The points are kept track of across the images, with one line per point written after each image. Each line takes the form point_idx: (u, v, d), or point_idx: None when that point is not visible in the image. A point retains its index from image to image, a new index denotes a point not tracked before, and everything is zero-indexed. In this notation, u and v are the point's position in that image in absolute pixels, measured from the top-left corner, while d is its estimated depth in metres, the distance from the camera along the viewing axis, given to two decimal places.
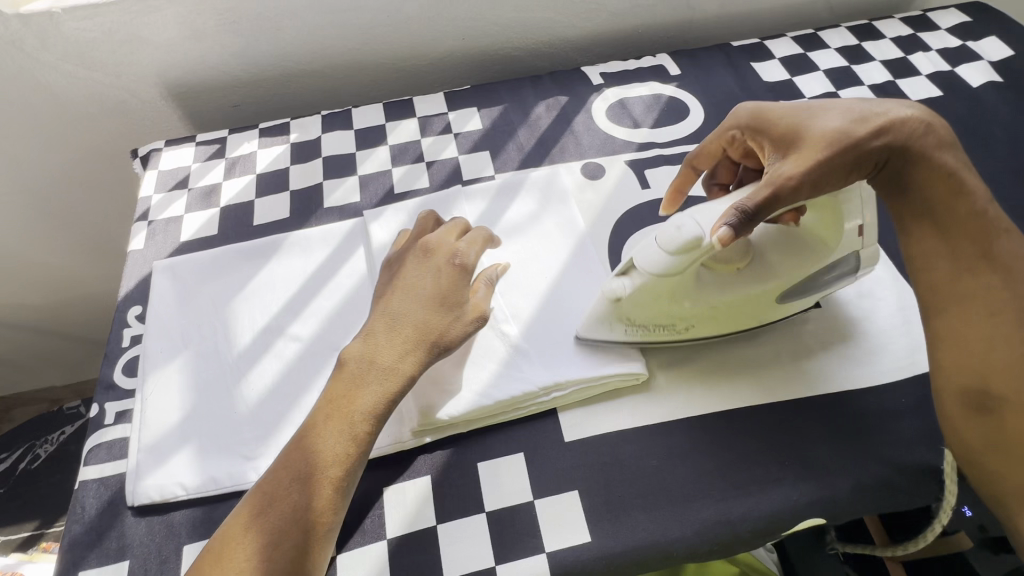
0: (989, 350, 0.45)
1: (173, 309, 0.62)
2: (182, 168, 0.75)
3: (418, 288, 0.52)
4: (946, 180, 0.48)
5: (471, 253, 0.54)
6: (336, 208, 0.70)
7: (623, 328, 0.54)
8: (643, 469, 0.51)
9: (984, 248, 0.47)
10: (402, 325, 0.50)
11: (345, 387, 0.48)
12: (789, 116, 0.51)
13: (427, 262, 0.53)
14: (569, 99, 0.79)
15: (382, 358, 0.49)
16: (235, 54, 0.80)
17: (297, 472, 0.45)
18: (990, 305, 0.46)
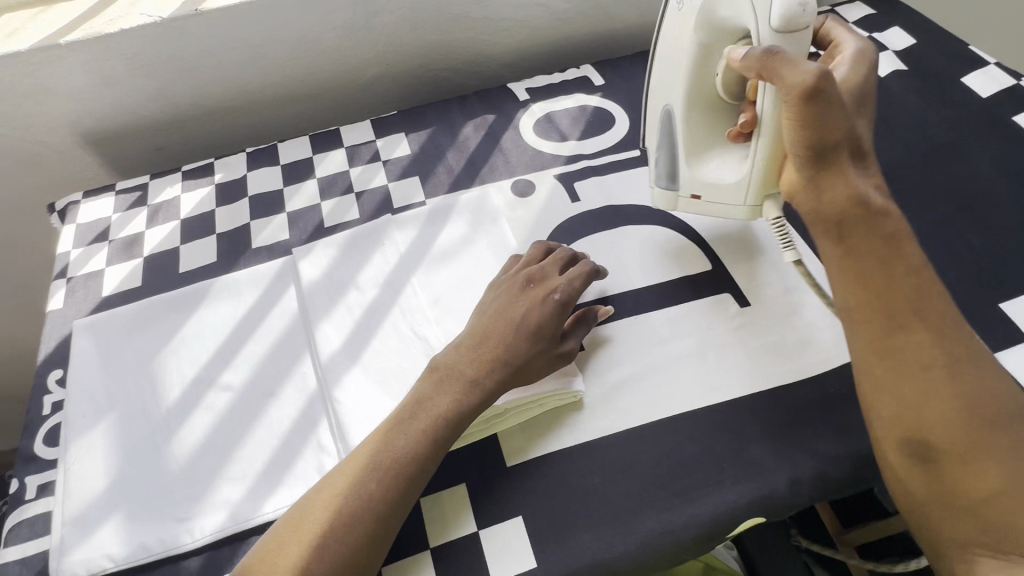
0: (928, 410, 0.42)
1: (95, 369, 0.59)
2: (101, 220, 0.72)
3: (517, 313, 0.54)
4: (876, 229, 0.44)
5: (573, 288, 0.56)
6: (264, 247, 0.68)
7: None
8: (586, 487, 0.51)
9: (910, 306, 0.43)
10: (502, 340, 0.52)
11: (430, 390, 0.51)
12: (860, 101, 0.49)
13: (529, 291, 0.55)
14: (496, 117, 0.79)
15: (466, 371, 0.51)
16: (150, 97, 0.77)
17: (377, 463, 0.48)
18: (921, 361, 0.42)
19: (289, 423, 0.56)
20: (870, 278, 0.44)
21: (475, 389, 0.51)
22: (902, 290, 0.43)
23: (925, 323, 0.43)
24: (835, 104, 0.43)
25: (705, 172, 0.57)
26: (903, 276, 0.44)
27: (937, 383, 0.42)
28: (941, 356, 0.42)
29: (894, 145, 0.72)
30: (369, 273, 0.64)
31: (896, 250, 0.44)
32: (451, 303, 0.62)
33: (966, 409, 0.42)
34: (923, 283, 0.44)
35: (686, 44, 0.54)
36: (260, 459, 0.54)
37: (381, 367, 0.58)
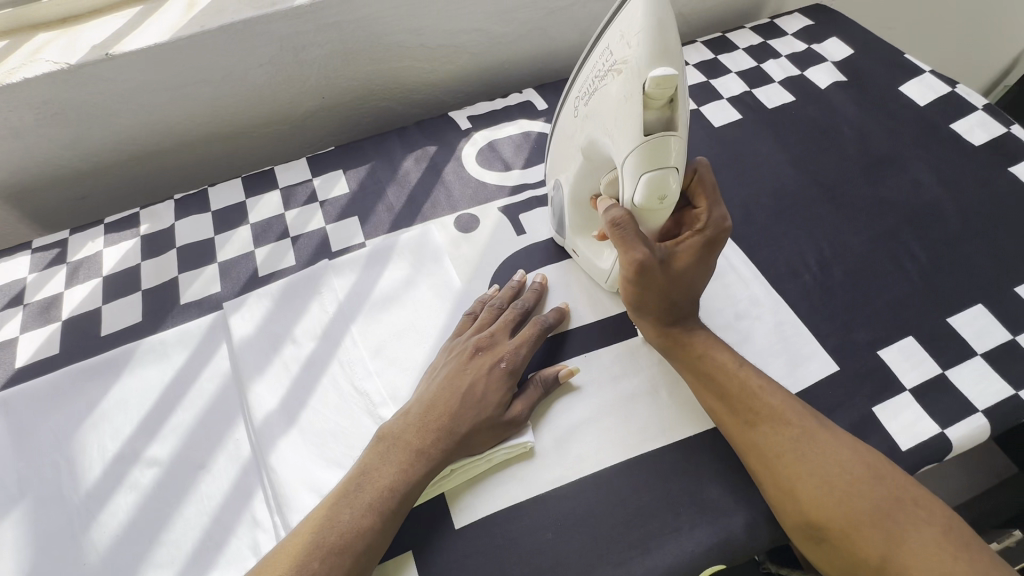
0: (801, 493, 0.46)
1: (5, 452, 0.54)
2: (16, 282, 0.67)
3: (460, 383, 0.52)
4: (694, 359, 0.53)
5: (521, 354, 0.54)
6: (194, 303, 0.64)
7: (590, 98, 0.50)
8: (539, 545, 0.48)
9: (748, 422, 0.50)
10: (445, 410, 0.50)
11: (374, 462, 0.49)
12: (704, 263, 0.54)
13: (474, 360, 0.53)
14: (437, 148, 0.76)
15: (411, 441, 0.49)
16: (67, 146, 0.73)
17: (326, 542, 0.45)
18: (788, 452, 0.47)
19: (220, 497, 0.52)
20: (704, 392, 0.52)
21: (422, 459, 0.49)
22: (739, 395, 0.51)
23: (769, 420, 0.49)
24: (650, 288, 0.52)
25: (585, 244, 0.60)
26: (736, 388, 0.51)
27: (799, 469, 0.47)
28: (794, 438, 0.48)
29: (837, 159, 0.72)
30: (306, 325, 0.61)
31: (722, 364, 0.52)
32: (393, 353, 0.59)
33: (827, 484, 0.46)
34: (755, 387, 0.51)
35: (578, 143, 0.53)
36: (189, 541, 0.50)
37: (320, 428, 0.55)
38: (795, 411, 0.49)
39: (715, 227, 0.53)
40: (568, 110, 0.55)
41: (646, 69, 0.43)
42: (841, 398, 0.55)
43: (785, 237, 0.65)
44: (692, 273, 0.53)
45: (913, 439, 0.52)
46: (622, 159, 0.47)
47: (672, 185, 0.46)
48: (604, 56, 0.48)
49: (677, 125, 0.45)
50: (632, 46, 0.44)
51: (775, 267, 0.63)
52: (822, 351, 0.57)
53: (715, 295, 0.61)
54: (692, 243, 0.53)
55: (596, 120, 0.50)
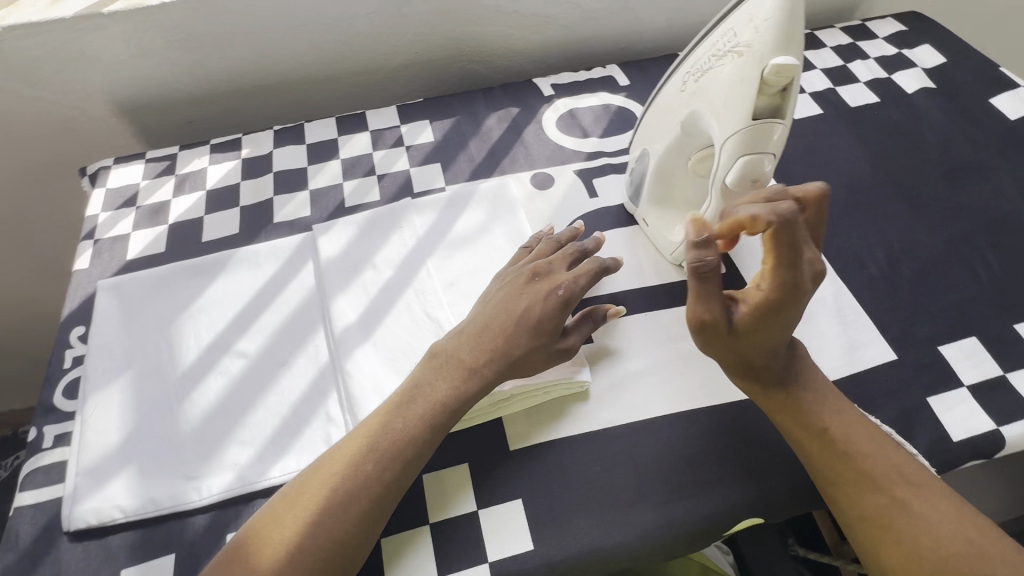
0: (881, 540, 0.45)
1: (116, 329, 0.61)
2: (130, 186, 0.74)
3: (518, 308, 0.54)
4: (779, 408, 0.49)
5: (579, 285, 0.55)
6: (286, 222, 0.70)
7: (696, 76, 0.48)
8: (587, 476, 0.51)
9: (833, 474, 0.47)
10: (502, 334, 0.53)
11: (430, 376, 0.52)
12: (788, 320, 0.43)
13: (533, 286, 0.55)
14: (520, 110, 0.80)
15: (467, 358, 0.52)
16: (185, 71, 0.79)
17: (383, 456, 0.48)
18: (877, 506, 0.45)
19: (300, 392, 0.57)
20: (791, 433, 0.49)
21: (474, 377, 0.52)
22: (827, 451, 0.47)
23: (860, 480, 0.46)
24: (721, 342, 0.45)
25: (656, 215, 0.61)
26: (822, 442, 0.47)
27: (887, 528, 0.45)
28: (886, 499, 0.45)
29: (917, 162, 0.72)
30: (386, 254, 0.65)
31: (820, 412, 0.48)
32: (465, 288, 0.63)
33: (918, 549, 0.43)
34: (847, 447, 0.47)
35: (675, 119, 0.52)
36: (269, 426, 0.55)
37: (392, 344, 0.59)
38: (895, 471, 0.46)
39: (799, 284, 0.40)
40: (669, 84, 0.53)
41: (771, 56, 0.42)
42: (895, 385, 0.56)
43: (855, 229, 0.66)
44: (779, 332, 0.44)
45: (966, 432, 0.53)
46: (724, 142, 0.46)
47: (767, 170, 0.46)
48: (723, 36, 0.45)
49: (786, 113, 0.44)
50: (760, 30, 0.42)
51: (842, 256, 0.64)
52: (883, 340, 0.58)
53: None
54: (771, 304, 0.41)
55: (699, 98, 0.48)
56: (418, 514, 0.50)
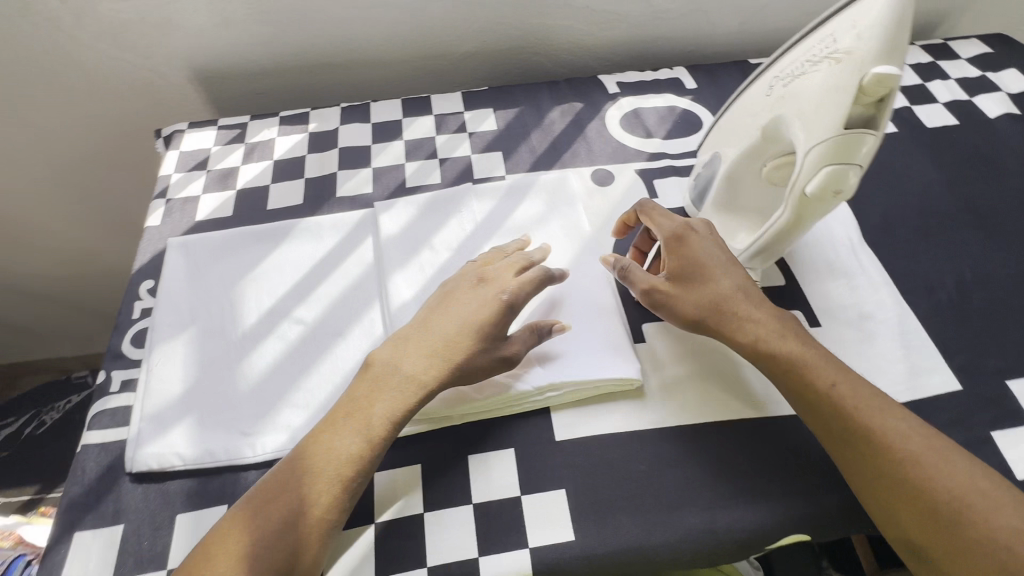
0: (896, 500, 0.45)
1: (184, 285, 0.63)
2: (202, 150, 0.77)
3: (460, 313, 0.53)
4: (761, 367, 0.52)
5: (525, 294, 0.54)
6: (348, 197, 0.71)
7: (784, 81, 0.47)
8: (632, 474, 0.51)
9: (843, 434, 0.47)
10: (443, 339, 0.51)
11: (366, 389, 0.50)
12: (697, 259, 0.54)
13: (477, 291, 0.55)
14: (584, 106, 0.80)
15: (405, 366, 0.51)
16: (262, 43, 0.81)
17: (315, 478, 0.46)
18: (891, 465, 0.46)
19: (353, 364, 0.58)
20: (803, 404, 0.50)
21: (411, 385, 0.50)
22: (835, 413, 0.48)
23: (861, 444, 0.47)
24: (680, 297, 0.53)
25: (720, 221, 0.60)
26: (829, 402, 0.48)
27: (902, 493, 0.45)
28: (899, 463, 0.45)
29: (994, 189, 0.69)
30: (444, 236, 0.66)
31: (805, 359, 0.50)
32: None
33: (934, 512, 0.44)
34: (853, 406, 0.48)
35: (755, 123, 0.51)
36: (322, 393, 0.56)
37: None
38: (902, 434, 0.46)
39: (671, 226, 0.56)
40: (753, 88, 0.52)
41: (872, 64, 0.41)
42: (958, 416, 0.54)
43: (924, 253, 0.64)
44: (707, 274, 0.54)
45: None
46: (808, 149, 0.45)
47: (851, 181, 0.45)
48: (821, 42, 0.44)
49: (879, 124, 0.43)
50: (863, 38, 0.41)
51: (908, 279, 0.62)
52: (947, 369, 0.56)
53: (840, 293, 0.61)
54: (671, 247, 0.55)
55: (786, 104, 0.47)
56: (461, 494, 0.51)
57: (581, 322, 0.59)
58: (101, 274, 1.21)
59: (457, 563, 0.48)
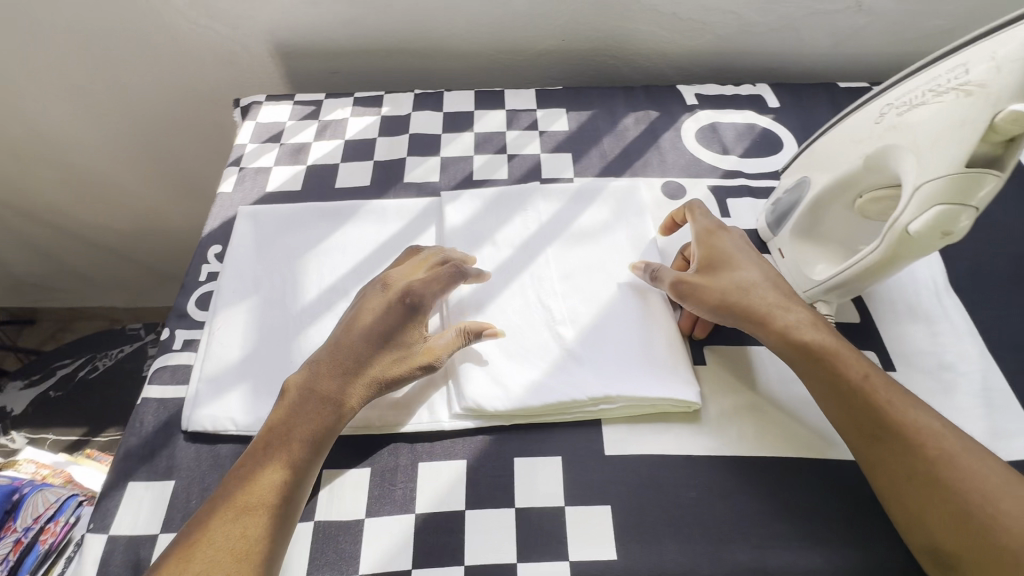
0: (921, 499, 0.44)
1: (251, 254, 0.65)
2: (278, 123, 0.78)
3: (368, 328, 0.53)
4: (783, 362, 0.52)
5: (425, 294, 0.55)
6: (415, 184, 0.72)
7: (899, 111, 0.46)
8: (680, 500, 0.50)
9: (866, 428, 0.47)
10: (349, 355, 0.52)
11: (281, 416, 0.50)
12: (725, 251, 0.56)
13: (381, 301, 0.55)
14: (659, 115, 0.78)
15: (320, 390, 0.51)
16: (344, 23, 0.82)
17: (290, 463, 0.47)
18: (914, 463, 0.45)
19: None
20: (826, 399, 0.50)
21: (327, 407, 0.50)
22: (862, 405, 0.48)
23: (890, 441, 0.46)
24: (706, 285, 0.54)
25: (800, 251, 0.57)
26: (853, 394, 0.48)
27: (928, 492, 0.44)
28: (929, 461, 0.45)
29: None
30: (508, 233, 0.65)
31: (831, 351, 0.50)
32: (580, 281, 0.61)
33: (963, 516, 0.43)
34: (882, 400, 0.48)
35: (858, 149, 0.49)
36: None
37: (503, 324, 0.58)
38: (937, 433, 0.46)
39: (703, 223, 0.58)
40: (859, 115, 0.50)
41: (1009, 101, 0.39)
42: None
43: (1015, 306, 0.60)
44: (734, 265, 0.55)
45: None
46: (918, 181, 0.43)
47: (963, 224, 0.43)
48: (948, 72, 0.42)
49: (1004, 165, 0.41)
50: (1002, 72, 0.39)
51: (996, 332, 0.58)
52: None
53: (918, 338, 0.58)
54: (701, 240, 0.58)
55: (900, 134, 0.45)
56: (504, 496, 0.50)
57: (642, 334, 0.57)
58: (161, 232, 1.26)
59: (494, 565, 0.47)
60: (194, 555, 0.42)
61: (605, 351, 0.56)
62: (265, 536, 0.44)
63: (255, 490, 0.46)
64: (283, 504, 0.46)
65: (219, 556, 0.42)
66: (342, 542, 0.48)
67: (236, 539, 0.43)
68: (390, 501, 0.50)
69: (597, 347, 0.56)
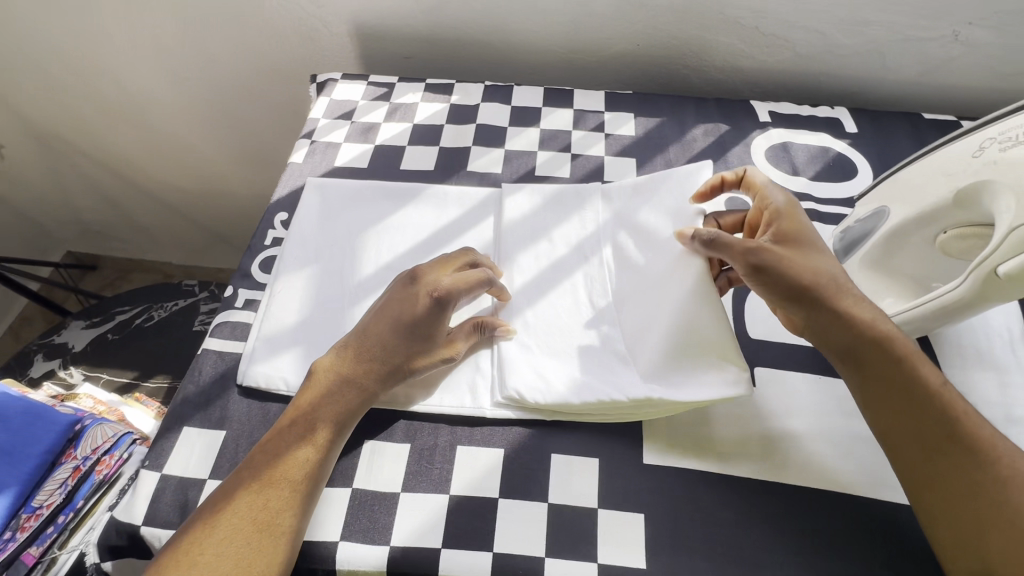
0: (982, 519, 0.41)
1: (315, 224, 0.67)
2: (351, 101, 0.81)
3: (395, 320, 0.53)
4: (844, 352, 0.49)
5: (454, 291, 0.53)
6: (477, 173, 0.73)
7: (1002, 148, 0.45)
8: (716, 519, 0.49)
9: (932, 432, 0.44)
10: (377, 342, 0.53)
11: (309, 397, 0.51)
12: (808, 230, 0.52)
13: (409, 293, 0.54)
14: (730, 129, 0.76)
15: (348, 373, 0.52)
16: (424, 11, 0.84)
17: (321, 444, 0.49)
18: (981, 480, 0.42)
19: None
20: (889, 400, 0.46)
21: (355, 389, 0.51)
22: (933, 411, 0.45)
23: (953, 452, 0.43)
24: (780, 263, 0.49)
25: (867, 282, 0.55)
26: (924, 399, 0.45)
27: (994, 512, 0.41)
28: (998, 480, 0.42)
29: None
30: (565, 232, 0.65)
31: (902, 353, 0.47)
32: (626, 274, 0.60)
33: None
34: (959, 411, 0.45)
35: (950, 183, 0.47)
36: None
37: (550, 320, 0.58)
38: (1006, 451, 0.43)
39: (781, 197, 0.54)
40: (955, 149, 0.49)
41: None
42: None
43: None
44: (814, 246, 0.51)
45: None
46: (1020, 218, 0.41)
47: None
48: None
49: None
50: None
51: None
52: None
53: (986, 387, 0.55)
54: (777, 214, 0.53)
55: (1001, 170, 0.44)
56: (538, 490, 0.50)
57: (689, 316, 0.54)
58: (224, 195, 1.31)
59: (522, 556, 0.47)
60: (219, 520, 0.44)
61: (648, 342, 0.55)
62: (288, 510, 0.46)
63: (287, 468, 0.47)
64: (310, 483, 0.48)
65: (241, 524, 0.44)
66: (376, 512, 0.50)
67: (259, 510, 0.45)
68: (426, 479, 0.51)
69: (640, 340, 0.55)
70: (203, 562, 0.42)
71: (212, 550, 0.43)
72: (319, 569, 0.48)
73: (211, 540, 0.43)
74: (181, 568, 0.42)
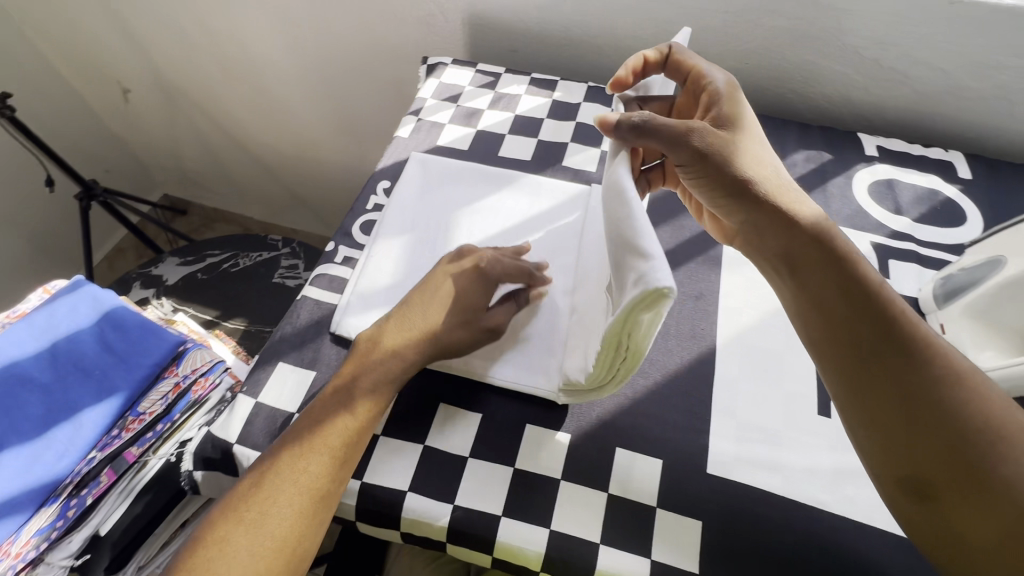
0: (907, 422, 0.40)
1: (414, 195, 0.71)
2: (458, 86, 0.84)
3: (439, 294, 0.56)
4: (780, 256, 0.47)
5: (493, 269, 0.57)
6: (571, 169, 0.75)
7: None
8: (775, 540, 0.49)
9: (859, 337, 0.43)
10: (422, 312, 0.55)
11: (354, 364, 0.53)
12: (746, 114, 0.52)
13: (455, 274, 0.57)
14: (833, 158, 0.75)
15: (387, 345, 0.53)
16: (539, 8, 0.87)
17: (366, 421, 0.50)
18: (906, 379, 0.41)
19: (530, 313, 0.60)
20: (831, 307, 0.44)
21: (397, 364, 0.52)
22: (871, 318, 0.43)
23: (888, 353, 0.42)
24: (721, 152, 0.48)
25: (970, 328, 0.54)
26: (859, 297, 0.43)
27: (921, 414, 0.40)
28: (931, 380, 0.40)
29: None
30: None
31: (841, 252, 0.45)
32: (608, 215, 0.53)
33: (955, 444, 0.39)
34: (896, 311, 0.43)
35: None
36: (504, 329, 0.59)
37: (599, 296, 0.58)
38: (941, 350, 0.42)
39: (719, 80, 0.53)
40: None
41: None
42: None
43: None
44: (750, 133, 0.50)
45: None
46: None
47: None
48: None
49: None
50: None
51: None
52: None
53: None
54: (719, 100, 0.52)
55: None
56: (598, 479, 0.52)
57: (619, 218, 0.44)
58: (314, 161, 1.39)
59: (576, 538, 0.49)
60: (267, 481, 0.46)
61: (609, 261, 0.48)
62: (327, 475, 0.47)
63: (332, 433, 0.48)
64: (351, 452, 0.49)
65: (281, 486, 0.46)
66: (442, 471, 0.52)
67: (300, 474, 0.46)
68: (492, 450, 0.53)
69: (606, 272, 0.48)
70: (248, 518, 0.44)
71: (260, 507, 0.45)
72: (385, 514, 0.51)
73: (256, 498, 0.45)
74: (231, 524, 0.44)
